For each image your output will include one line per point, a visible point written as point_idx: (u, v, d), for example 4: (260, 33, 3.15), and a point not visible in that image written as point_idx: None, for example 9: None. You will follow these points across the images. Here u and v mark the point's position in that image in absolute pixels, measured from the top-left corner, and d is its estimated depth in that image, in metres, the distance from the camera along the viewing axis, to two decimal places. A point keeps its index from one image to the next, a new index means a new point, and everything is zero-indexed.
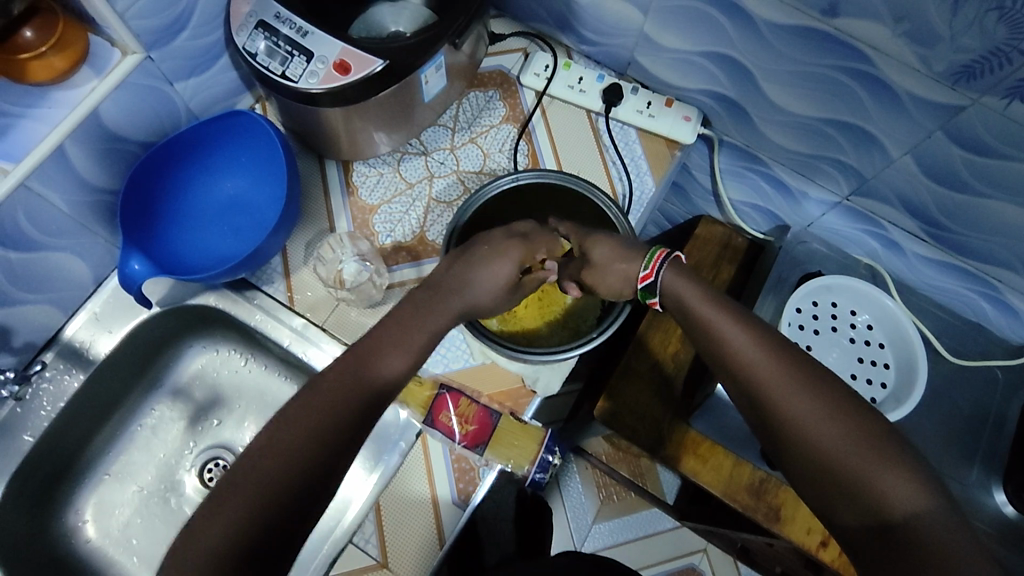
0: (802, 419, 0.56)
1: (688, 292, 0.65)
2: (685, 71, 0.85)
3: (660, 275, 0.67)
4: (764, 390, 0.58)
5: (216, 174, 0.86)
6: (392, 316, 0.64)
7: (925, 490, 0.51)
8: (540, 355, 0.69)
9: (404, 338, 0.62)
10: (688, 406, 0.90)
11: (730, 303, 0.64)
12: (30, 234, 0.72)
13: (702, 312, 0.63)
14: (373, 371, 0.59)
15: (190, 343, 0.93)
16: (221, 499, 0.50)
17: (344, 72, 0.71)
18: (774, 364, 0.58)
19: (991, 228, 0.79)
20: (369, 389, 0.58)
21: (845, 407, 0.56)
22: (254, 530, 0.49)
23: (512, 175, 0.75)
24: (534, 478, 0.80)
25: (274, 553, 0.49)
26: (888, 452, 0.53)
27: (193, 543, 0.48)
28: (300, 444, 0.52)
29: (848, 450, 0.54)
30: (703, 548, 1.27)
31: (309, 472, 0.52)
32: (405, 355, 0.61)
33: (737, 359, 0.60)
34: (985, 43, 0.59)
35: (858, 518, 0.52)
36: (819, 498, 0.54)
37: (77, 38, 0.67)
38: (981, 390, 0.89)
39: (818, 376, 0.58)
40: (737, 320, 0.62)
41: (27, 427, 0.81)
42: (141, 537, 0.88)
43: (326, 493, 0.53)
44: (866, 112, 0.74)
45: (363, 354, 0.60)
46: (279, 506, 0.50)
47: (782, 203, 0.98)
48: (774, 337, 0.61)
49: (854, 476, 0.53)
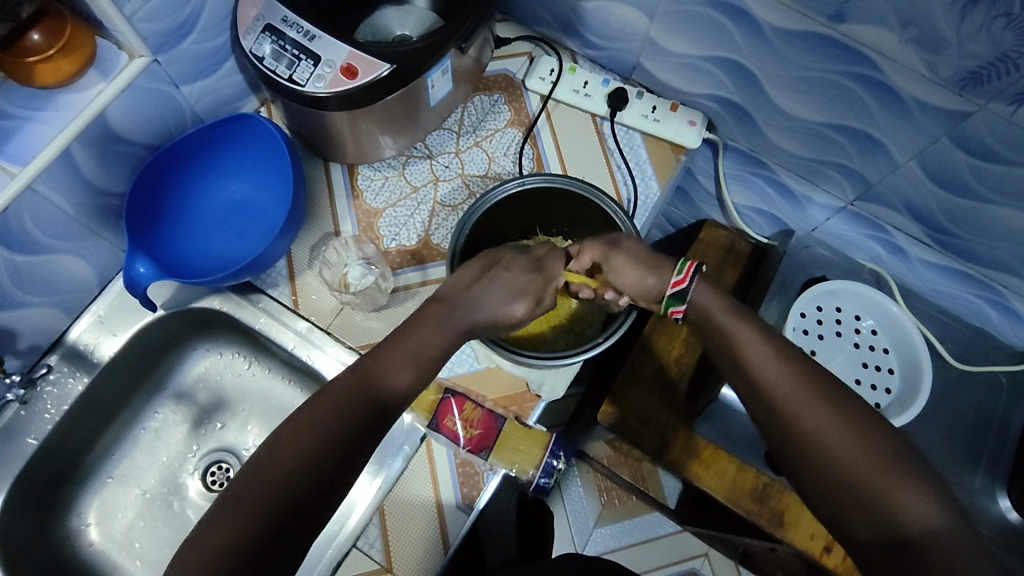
0: (820, 431, 0.56)
1: (713, 304, 0.65)
2: (691, 76, 0.85)
3: (692, 284, 0.66)
4: (780, 398, 0.58)
5: (220, 177, 0.86)
6: (406, 327, 0.64)
7: (937, 506, 0.52)
8: (541, 360, 0.69)
9: (416, 347, 0.62)
10: (693, 408, 0.89)
11: (747, 313, 0.64)
12: (36, 236, 0.72)
13: (721, 320, 0.64)
14: (382, 380, 0.59)
15: (194, 346, 0.93)
16: (231, 500, 0.50)
17: (351, 76, 0.71)
18: (793, 378, 0.58)
19: (997, 234, 0.78)
20: (379, 397, 0.58)
21: (860, 420, 0.56)
22: (262, 531, 0.49)
23: (519, 179, 0.74)
24: (539, 482, 0.80)
25: (279, 557, 0.49)
26: (902, 466, 0.54)
27: (202, 541, 0.48)
28: (309, 448, 0.53)
29: (862, 463, 0.54)
30: (705, 553, 1.26)
31: (319, 478, 0.52)
32: (416, 368, 0.61)
33: (753, 368, 0.60)
34: (992, 49, 0.59)
35: (869, 530, 0.53)
36: (829, 509, 0.55)
37: (84, 42, 0.67)
38: (986, 395, 0.89)
39: (834, 387, 0.58)
40: (754, 329, 0.62)
41: (31, 430, 0.81)
42: (144, 540, 0.88)
43: (332, 499, 0.53)
44: (872, 118, 0.74)
45: (373, 363, 0.60)
46: (288, 509, 0.50)
47: (787, 208, 0.98)
48: (790, 347, 0.61)
49: (867, 489, 0.53)
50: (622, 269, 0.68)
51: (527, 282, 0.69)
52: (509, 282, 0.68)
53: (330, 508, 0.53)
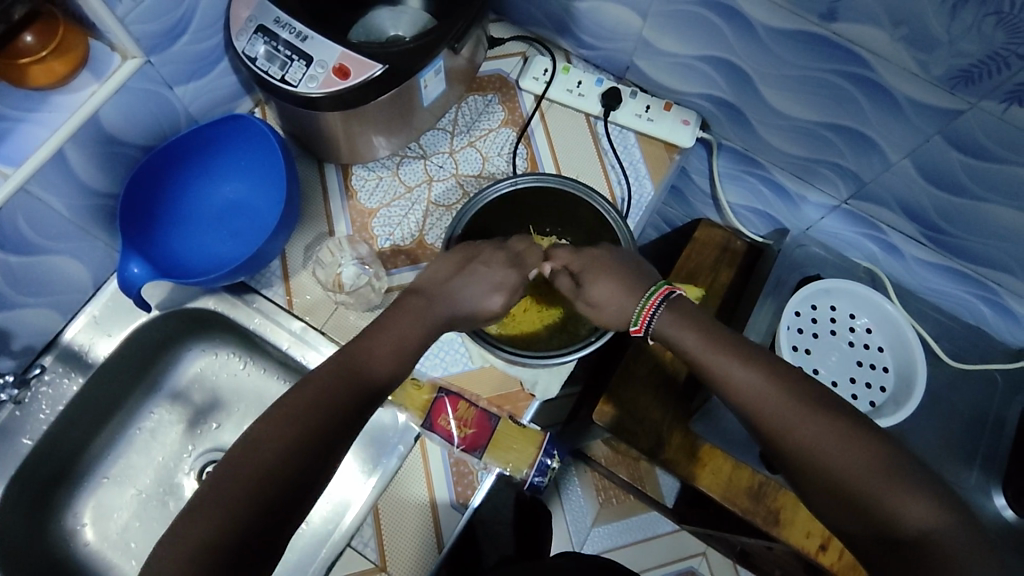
0: (807, 442, 0.57)
1: (685, 333, 0.65)
2: (685, 75, 0.85)
3: (655, 318, 0.66)
4: (769, 418, 0.59)
5: (215, 177, 0.86)
6: (385, 318, 0.65)
7: (935, 506, 0.53)
8: (533, 358, 0.69)
9: (397, 337, 0.64)
10: (687, 407, 0.90)
11: (726, 333, 0.65)
12: (30, 237, 0.72)
13: (698, 347, 0.64)
14: (365, 368, 0.60)
15: (189, 346, 0.93)
16: (215, 493, 0.50)
17: (343, 77, 0.71)
18: (774, 392, 0.60)
19: (989, 231, 0.79)
20: (363, 386, 0.59)
21: (851, 429, 0.57)
22: (246, 524, 0.50)
23: (511, 179, 0.74)
24: (533, 482, 0.81)
25: (263, 550, 0.50)
26: (890, 466, 0.55)
27: (182, 533, 0.49)
28: (292, 440, 0.53)
29: (858, 472, 0.55)
30: (703, 552, 1.26)
31: (303, 470, 0.53)
32: (398, 358, 0.63)
33: (739, 391, 0.61)
34: (983, 47, 0.59)
35: (874, 536, 0.54)
36: (833, 517, 0.56)
37: (76, 43, 0.67)
38: (982, 394, 0.89)
39: (822, 399, 0.59)
40: (734, 351, 0.63)
41: (26, 430, 0.82)
42: (139, 540, 0.88)
43: (313, 490, 0.54)
44: (864, 117, 0.74)
45: (356, 353, 0.61)
46: (273, 502, 0.51)
47: (781, 207, 0.98)
48: (776, 364, 0.62)
49: (865, 496, 0.55)
50: (609, 275, 0.68)
51: (506, 276, 0.69)
52: (487, 278, 0.68)
53: (311, 499, 0.54)
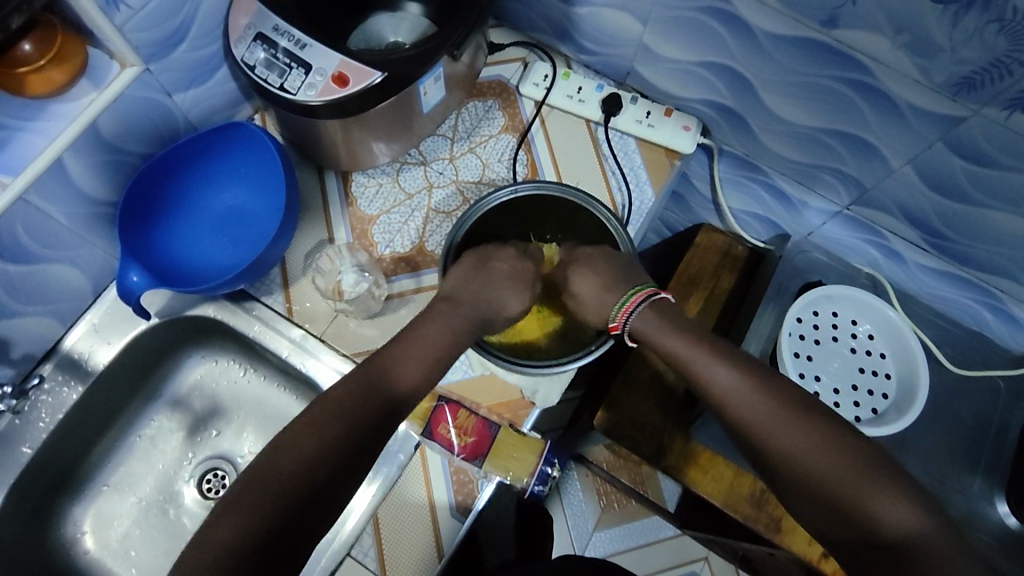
0: (790, 450, 0.57)
1: (666, 337, 0.66)
2: (685, 81, 0.85)
3: (628, 324, 0.67)
4: (753, 426, 0.59)
5: (213, 185, 0.86)
6: (406, 335, 0.66)
7: (920, 511, 0.53)
8: (577, 360, 0.68)
9: (421, 352, 0.64)
10: (689, 415, 0.89)
11: (707, 337, 0.65)
12: (28, 245, 0.72)
13: (680, 351, 0.64)
14: (390, 382, 0.61)
15: (189, 354, 0.93)
16: (235, 501, 0.51)
17: (342, 85, 0.71)
18: (754, 396, 0.60)
19: (990, 238, 0.78)
20: (386, 396, 0.60)
21: (829, 433, 0.57)
22: (269, 529, 0.50)
23: (512, 187, 0.74)
24: (533, 491, 0.81)
25: (284, 553, 0.50)
26: (872, 472, 0.55)
27: (206, 539, 0.49)
28: (315, 452, 0.54)
29: (837, 477, 0.55)
30: (705, 556, 1.26)
31: (326, 479, 0.53)
32: (426, 369, 0.64)
33: (718, 393, 0.61)
34: (985, 55, 0.59)
35: (860, 543, 0.54)
36: (819, 525, 0.56)
37: (74, 51, 0.66)
38: (984, 401, 0.89)
39: (800, 399, 0.60)
40: (712, 352, 0.63)
41: (26, 439, 0.82)
42: (139, 548, 0.88)
43: (339, 500, 0.54)
44: (865, 122, 0.74)
45: (381, 366, 0.62)
46: (292, 508, 0.51)
47: (783, 212, 0.97)
48: (755, 369, 0.61)
49: (852, 502, 0.54)
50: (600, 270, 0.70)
51: (520, 272, 0.71)
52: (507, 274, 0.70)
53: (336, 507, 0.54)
